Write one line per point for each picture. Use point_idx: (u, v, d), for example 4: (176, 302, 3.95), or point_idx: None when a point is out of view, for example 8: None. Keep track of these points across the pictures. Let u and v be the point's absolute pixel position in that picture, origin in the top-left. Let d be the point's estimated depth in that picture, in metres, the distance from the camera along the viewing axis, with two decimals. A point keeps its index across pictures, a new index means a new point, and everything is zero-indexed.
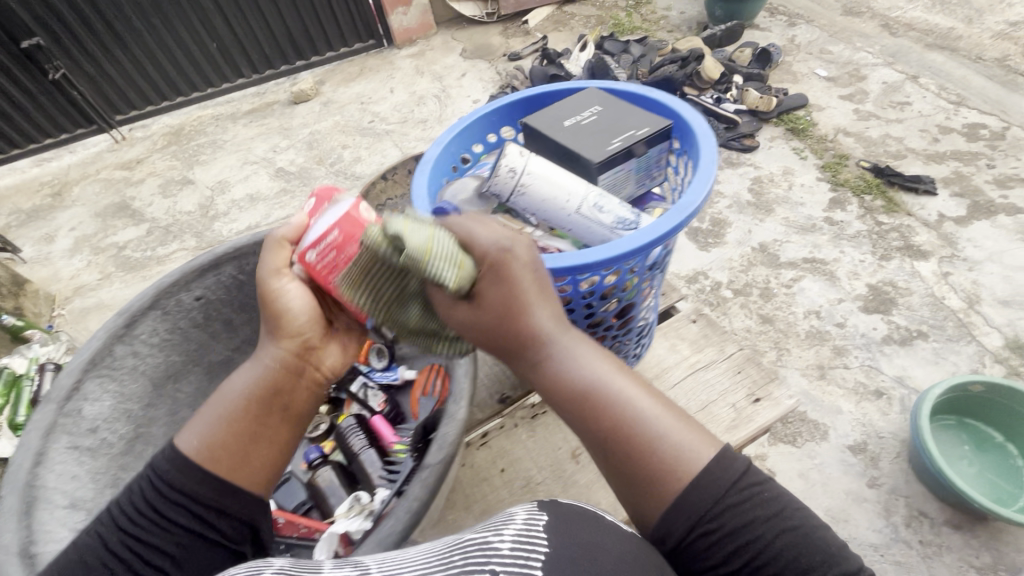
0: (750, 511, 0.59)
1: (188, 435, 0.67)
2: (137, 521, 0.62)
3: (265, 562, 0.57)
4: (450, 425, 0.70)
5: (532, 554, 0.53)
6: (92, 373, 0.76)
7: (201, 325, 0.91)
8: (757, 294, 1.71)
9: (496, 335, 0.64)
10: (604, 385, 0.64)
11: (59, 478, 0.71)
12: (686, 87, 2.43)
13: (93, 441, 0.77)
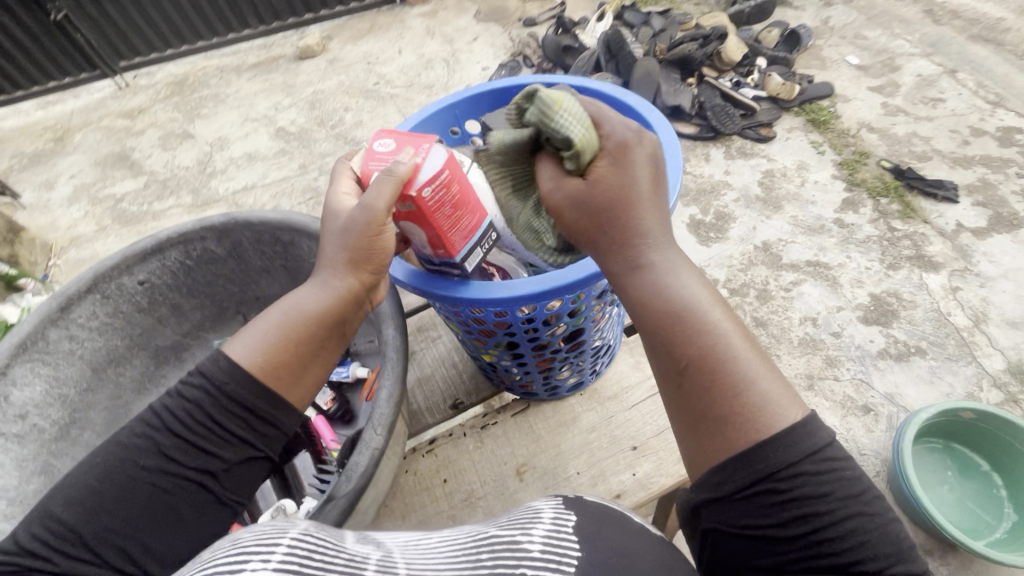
0: (822, 481, 0.57)
1: (251, 347, 0.73)
2: (192, 429, 0.71)
3: (288, 523, 0.55)
4: (363, 454, 0.75)
5: (563, 558, 0.56)
6: (20, 359, 0.95)
7: (147, 301, 1.15)
8: (753, 296, 1.65)
9: (598, 226, 0.70)
10: (694, 306, 0.66)
11: None
12: (706, 68, 2.30)
13: (20, 427, 0.95)
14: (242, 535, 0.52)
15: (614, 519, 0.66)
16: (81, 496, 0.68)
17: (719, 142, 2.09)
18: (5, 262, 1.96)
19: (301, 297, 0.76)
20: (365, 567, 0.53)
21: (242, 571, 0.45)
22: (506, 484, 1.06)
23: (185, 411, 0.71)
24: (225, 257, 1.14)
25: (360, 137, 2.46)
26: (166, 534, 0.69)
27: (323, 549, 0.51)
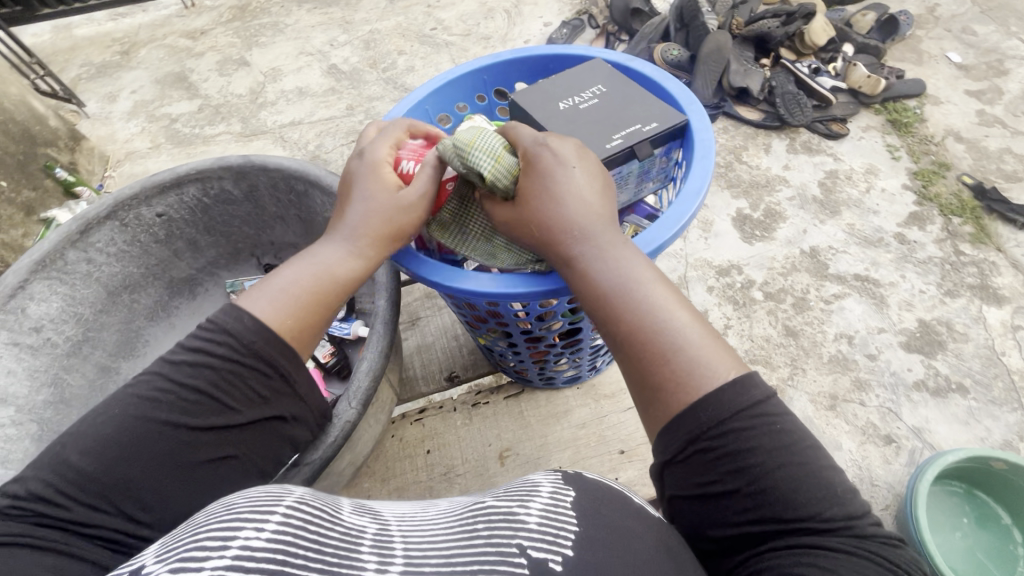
0: (753, 437, 0.59)
1: (279, 302, 0.76)
2: (211, 383, 0.72)
3: (283, 489, 0.55)
4: (336, 427, 0.83)
5: (559, 531, 0.54)
6: (37, 277, 0.99)
7: (164, 240, 1.18)
8: (789, 303, 1.57)
9: (533, 223, 0.76)
10: (625, 278, 0.70)
11: None
12: (784, 49, 2.11)
13: (33, 340, 1.00)
14: (236, 500, 0.52)
15: (623, 506, 0.62)
16: (96, 445, 0.68)
17: (783, 133, 1.94)
18: (65, 168, 2.05)
19: (328, 257, 0.79)
20: (359, 539, 0.52)
21: (233, 541, 0.45)
22: (486, 466, 1.13)
23: (206, 365, 0.72)
24: (242, 198, 1.16)
25: (410, 83, 2.41)
26: (183, 487, 0.70)
27: (317, 518, 0.51)
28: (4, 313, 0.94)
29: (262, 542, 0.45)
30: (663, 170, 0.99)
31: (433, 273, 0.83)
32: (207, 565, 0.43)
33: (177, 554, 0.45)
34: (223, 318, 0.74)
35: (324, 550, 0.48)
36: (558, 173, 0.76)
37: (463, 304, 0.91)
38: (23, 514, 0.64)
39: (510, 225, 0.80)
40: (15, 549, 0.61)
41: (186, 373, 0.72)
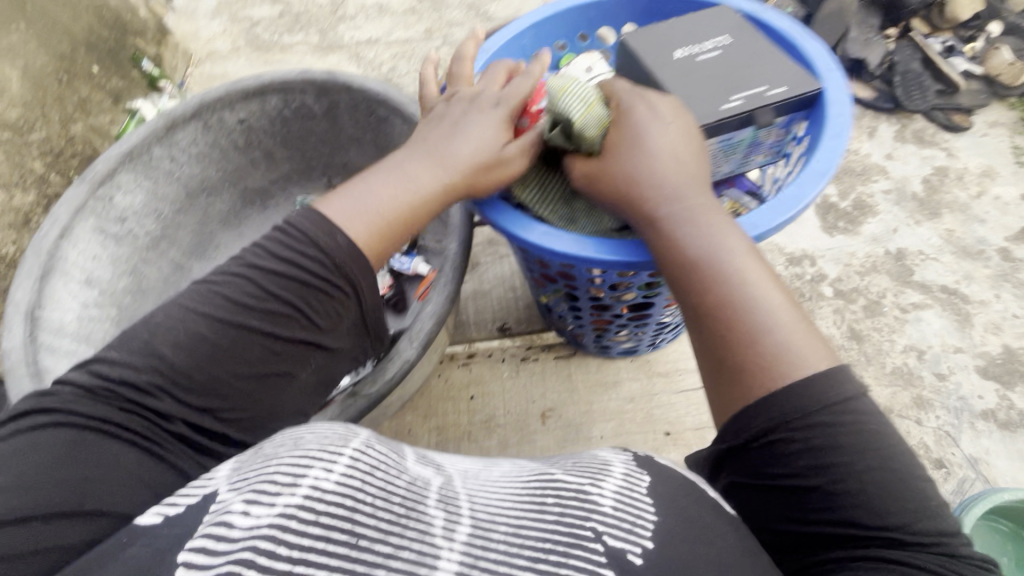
0: (831, 427, 0.57)
1: (370, 224, 0.78)
2: (298, 294, 0.77)
3: (352, 431, 0.63)
4: (396, 364, 0.84)
5: (638, 521, 0.57)
6: (125, 169, 1.04)
7: (243, 146, 1.19)
8: (861, 305, 1.46)
9: (616, 175, 0.72)
10: (719, 249, 0.66)
11: (82, 253, 1.00)
12: (917, 20, 1.86)
13: (116, 229, 1.07)
14: (307, 437, 0.60)
15: (693, 496, 0.63)
16: (190, 339, 0.74)
17: (895, 118, 1.74)
18: (150, 60, 2.10)
19: (422, 182, 0.79)
20: (425, 495, 0.59)
21: (304, 479, 0.52)
22: (527, 422, 1.15)
23: (298, 279, 0.76)
24: (321, 114, 1.15)
25: (493, 13, 2.28)
26: (255, 394, 0.77)
27: (382, 468, 0.58)
28: (93, 199, 1.00)
29: (332, 484, 0.52)
30: (777, 143, 0.91)
31: (518, 225, 0.79)
32: (279, 501, 0.50)
33: (251, 485, 0.52)
34: (316, 233, 0.76)
35: (390, 502, 0.55)
36: (648, 131, 0.72)
37: (538, 262, 0.88)
38: (115, 402, 0.70)
39: (590, 180, 0.76)
40: (106, 438, 0.67)
41: (278, 280, 0.77)
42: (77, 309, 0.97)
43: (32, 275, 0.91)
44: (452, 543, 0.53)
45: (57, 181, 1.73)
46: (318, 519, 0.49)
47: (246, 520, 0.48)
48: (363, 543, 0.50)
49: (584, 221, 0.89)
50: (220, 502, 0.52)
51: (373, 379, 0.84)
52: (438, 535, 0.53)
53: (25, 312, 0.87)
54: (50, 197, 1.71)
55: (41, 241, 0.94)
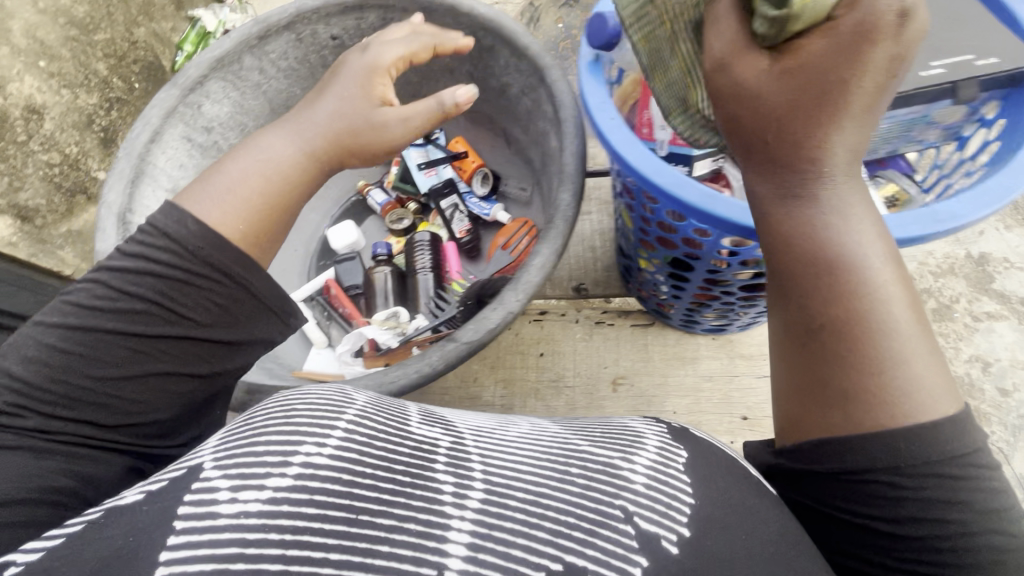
0: (934, 458, 0.56)
1: (220, 194, 0.76)
2: (146, 288, 0.70)
3: (348, 397, 0.64)
4: (499, 313, 0.78)
5: (673, 503, 0.60)
6: (213, 77, 1.01)
7: (332, 65, 1.14)
8: (930, 308, 1.39)
9: (777, 126, 0.62)
10: (862, 257, 0.60)
11: (168, 161, 1.00)
12: None
13: (202, 139, 1.05)
14: (297, 408, 0.60)
15: (728, 473, 0.66)
16: (72, 345, 0.68)
17: None
18: None
19: (278, 151, 0.81)
20: (433, 460, 0.61)
21: (297, 454, 0.55)
22: (598, 385, 1.14)
23: (151, 272, 0.70)
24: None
25: None
26: (146, 394, 0.71)
27: (378, 436, 0.60)
28: (182, 106, 0.99)
29: (325, 460, 0.55)
30: (954, 123, 0.91)
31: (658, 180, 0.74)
32: (269, 484, 0.53)
33: (234, 463, 0.54)
34: (164, 222, 0.72)
35: (397, 474, 0.58)
36: (853, 84, 0.58)
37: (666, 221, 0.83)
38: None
39: (745, 116, 0.64)
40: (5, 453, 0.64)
41: (145, 273, 0.70)
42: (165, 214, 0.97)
43: (124, 177, 0.91)
44: (463, 513, 0.56)
45: (119, 86, 1.71)
46: (315, 498, 0.53)
47: (235, 505, 0.51)
48: (365, 517, 0.53)
49: (672, 77, 0.77)
50: (204, 480, 0.53)
51: (472, 329, 0.79)
52: (448, 504, 0.56)
53: (117, 212, 0.88)
54: (113, 101, 1.70)
55: (131, 144, 0.94)
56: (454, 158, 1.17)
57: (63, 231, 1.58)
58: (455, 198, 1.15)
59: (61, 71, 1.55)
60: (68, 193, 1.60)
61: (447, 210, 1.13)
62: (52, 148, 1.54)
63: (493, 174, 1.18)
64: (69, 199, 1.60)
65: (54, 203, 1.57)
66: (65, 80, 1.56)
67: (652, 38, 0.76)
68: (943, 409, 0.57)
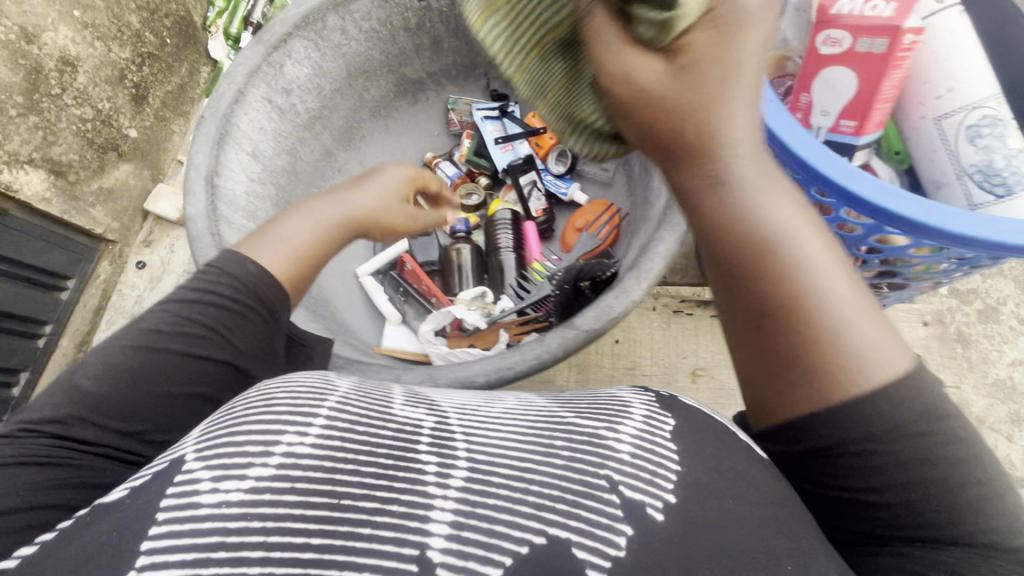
0: (902, 442, 0.46)
1: (275, 246, 0.63)
2: (212, 311, 0.60)
3: (328, 386, 0.54)
4: (619, 299, 0.69)
5: (658, 470, 0.50)
6: (302, 31, 0.84)
7: (410, 32, 0.96)
8: (976, 309, 1.36)
9: (682, 121, 0.42)
10: (799, 234, 0.44)
11: (251, 125, 0.82)
12: None
13: (285, 100, 0.87)
14: (276, 392, 0.51)
15: (715, 444, 0.54)
16: (119, 359, 0.56)
17: None
18: None
19: (311, 208, 0.67)
20: (415, 437, 0.50)
21: (277, 445, 0.46)
22: (675, 374, 1.15)
23: (210, 296, 0.60)
24: None
25: None
26: (173, 418, 0.58)
27: (363, 418, 0.51)
28: (267, 65, 0.82)
29: (307, 449, 0.46)
30: None
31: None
32: (248, 474, 0.44)
33: (217, 454, 0.45)
34: (229, 257, 0.61)
35: (379, 454, 0.48)
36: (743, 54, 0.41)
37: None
38: (33, 437, 0.52)
39: (653, 124, 0.43)
40: (40, 468, 0.51)
41: (195, 304, 0.60)
42: (250, 188, 0.82)
43: (210, 140, 0.76)
44: (445, 491, 0.46)
45: (152, 42, 1.60)
46: (296, 486, 0.44)
47: (215, 496, 0.43)
48: (348, 503, 0.45)
49: (557, 100, 0.61)
50: (185, 472, 0.44)
51: (592, 317, 0.70)
52: (428, 482, 0.47)
53: (197, 189, 0.73)
54: (144, 57, 1.58)
55: (212, 105, 0.77)
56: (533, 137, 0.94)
57: (94, 188, 1.51)
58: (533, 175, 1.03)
59: (95, 22, 1.45)
60: (100, 150, 1.50)
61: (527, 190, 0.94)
62: (84, 103, 1.45)
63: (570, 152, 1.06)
64: (100, 155, 1.51)
65: (86, 159, 1.48)
66: (99, 32, 1.46)
67: (522, 70, 0.58)
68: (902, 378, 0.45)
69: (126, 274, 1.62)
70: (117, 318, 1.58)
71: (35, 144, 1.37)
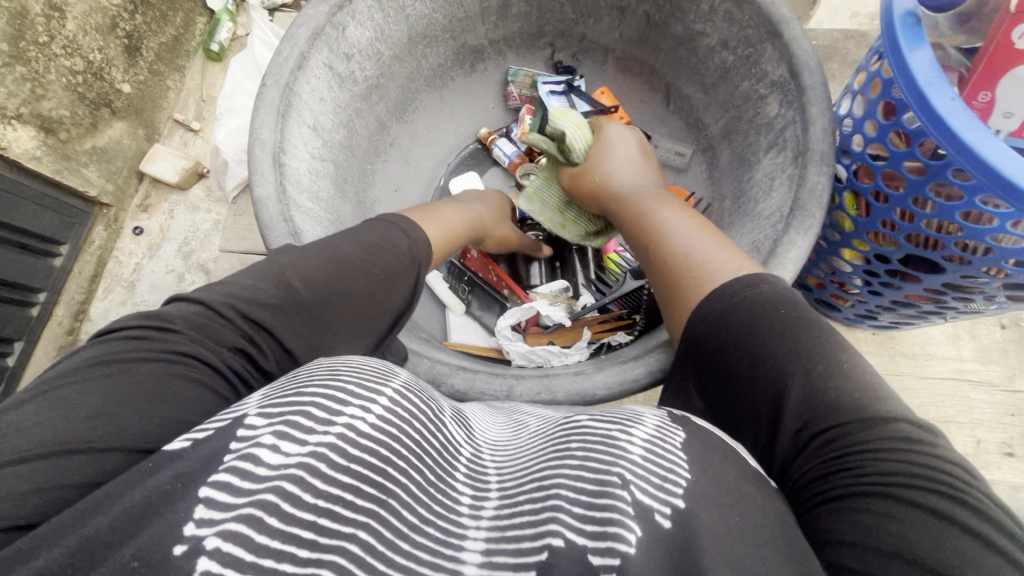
0: (800, 338, 0.37)
1: (431, 220, 0.52)
2: (391, 256, 0.46)
3: (387, 369, 0.39)
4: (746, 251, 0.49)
5: (679, 483, 0.32)
6: None
7: None
8: None
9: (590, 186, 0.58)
10: (682, 228, 0.48)
11: (354, 34, 0.56)
12: None
13: (347, 72, 0.57)
14: (343, 367, 0.37)
15: (718, 454, 0.35)
16: (328, 274, 0.42)
17: None
18: None
19: (444, 212, 0.55)
20: (454, 458, 0.37)
21: (339, 416, 0.32)
22: None
23: (385, 260, 0.45)
24: None
25: None
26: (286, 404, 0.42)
27: (420, 415, 0.37)
28: None
29: (369, 429, 0.33)
30: None
31: (922, 47, 0.36)
32: (309, 440, 0.31)
33: (280, 413, 0.32)
34: (399, 225, 0.48)
35: (424, 456, 0.35)
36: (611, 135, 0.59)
37: (849, 163, 0.47)
38: (231, 341, 0.38)
39: (583, 193, 0.59)
40: (186, 387, 0.34)
41: (384, 256, 0.46)
42: (313, 168, 0.54)
43: (279, 86, 0.50)
44: (478, 520, 0.32)
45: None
46: (350, 469, 0.31)
47: (276, 457, 0.30)
48: (395, 503, 0.31)
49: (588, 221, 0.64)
50: (248, 428, 0.31)
51: None
52: (461, 510, 0.33)
53: (270, 118, 0.49)
54: (138, 5, 1.17)
55: None
56: (598, 106, 0.67)
57: (88, 148, 1.14)
58: None
59: None
60: (95, 106, 1.13)
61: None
62: (73, 53, 1.07)
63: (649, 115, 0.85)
64: (92, 111, 1.13)
65: (77, 114, 1.11)
66: None
67: (558, 213, 0.66)
68: (806, 304, 0.38)
69: (124, 242, 1.24)
70: (115, 289, 1.21)
71: (23, 97, 1.01)
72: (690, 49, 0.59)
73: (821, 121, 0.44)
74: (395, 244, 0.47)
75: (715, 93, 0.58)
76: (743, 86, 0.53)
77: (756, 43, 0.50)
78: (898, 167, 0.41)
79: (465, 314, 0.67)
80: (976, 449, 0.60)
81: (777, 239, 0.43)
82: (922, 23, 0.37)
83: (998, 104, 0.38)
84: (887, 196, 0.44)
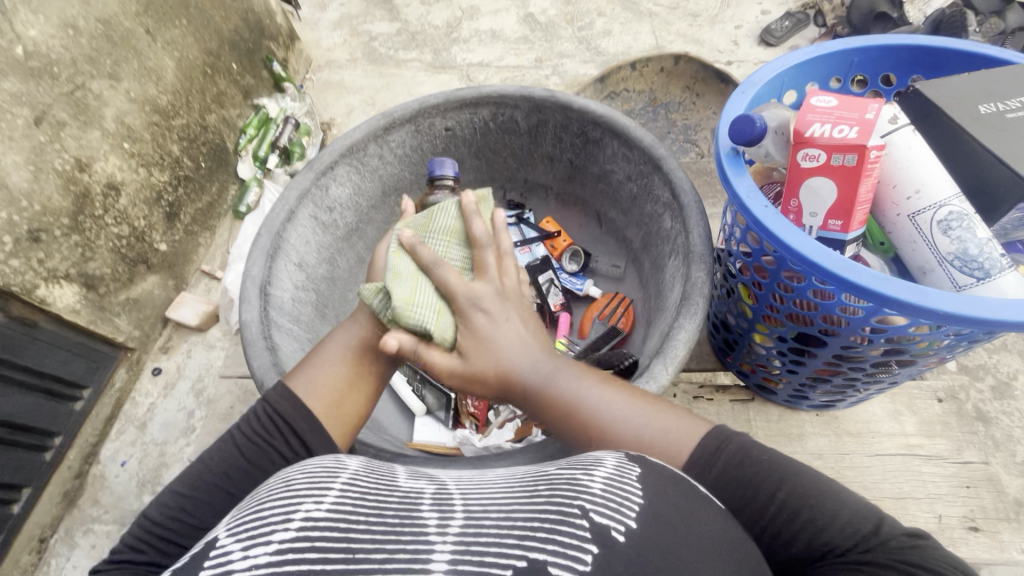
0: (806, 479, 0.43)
1: (316, 389, 0.52)
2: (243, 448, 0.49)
3: (339, 462, 0.44)
4: (654, 337, 0.59)
5: (625, 506, 0.37)
6: (373, 143, 0.71)
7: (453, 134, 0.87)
8: None
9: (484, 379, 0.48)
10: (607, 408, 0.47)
11: (337, 190, 0.71)
12: None
13: (331, 220, 0.71)
14: (295, 475, 0.42)
15: (672, 483, 0.40)
16: (184, 487, 0.48)
17: None
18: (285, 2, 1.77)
19: (344, 341, 0.54)
20: (418, 499, 0.40)
21: (298, 512, 0.36)
22: None
23: (238, 453, 0.49)
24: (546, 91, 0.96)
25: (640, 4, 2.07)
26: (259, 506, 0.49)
27: (374, 486, 0.41)
28: (372, 140, 0.71)
29: (326, 513, 0.36)
30: None
31: (744, 173, 0.48)
32: (274, 539, 0.35)
33: (251, 526, 0.36)
34: (249, 424, 0.51)
35: (385, 511, 0.38)
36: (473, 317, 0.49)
37: (734, 260, 0.57)
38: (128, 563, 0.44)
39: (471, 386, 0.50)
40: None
41: (240, 451, 0.49)
42: (296, 296, 0.65)
43: (269, 234, 0.63)
44: (445, 535, 0.36)
45: (189, 166, 1.42)
46: (316, 545, 0.34)
47: (246, 562, 0.34)
48: (363, 556, 0.34)
49: None
50: (219, 550, 0.35)
51: (654, 342, 0.57)
52: (429, 530, 0.36)
53: (257, 260, 0.60)
54: (181, 180, 1.40)
55: (314, 158, 0.69)
56: (543, 234, 0.79)
57: (122, 299, 1.29)
58: (550, 272, 0.77)
59: (142, 153, 1.29)
60: (134, 263, 1.30)
61: (540, 283, 0.76)
62: (122, 221, 1.26)
63: (584, 251, 0.80)
64: (131, 267, 1.30)
65: (118, 271, 1.27)
66: (144, 159, 1.29)
67: None
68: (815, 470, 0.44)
69: (142, 383, 1.34)
70: (128, 429, 1.28)
71: (74, 260, 1.17)
72: (607, 183, 0.73)
73: (697, 230, 0.55)
74: (245, 441, 0.50)
75: (631, 214, 0.71)
76: (647, 208, 0.65)
77: (648, 174, 0.63)
78: (760, 260, 0.51)
79: (427, 415, 0.73)
80: (941, 524, 0.71)
81: (674, 323, 0.52)
82: (741, 154, 0.50)
83: (804, 209, 0.52)
84: (761, 284, 0.52)
